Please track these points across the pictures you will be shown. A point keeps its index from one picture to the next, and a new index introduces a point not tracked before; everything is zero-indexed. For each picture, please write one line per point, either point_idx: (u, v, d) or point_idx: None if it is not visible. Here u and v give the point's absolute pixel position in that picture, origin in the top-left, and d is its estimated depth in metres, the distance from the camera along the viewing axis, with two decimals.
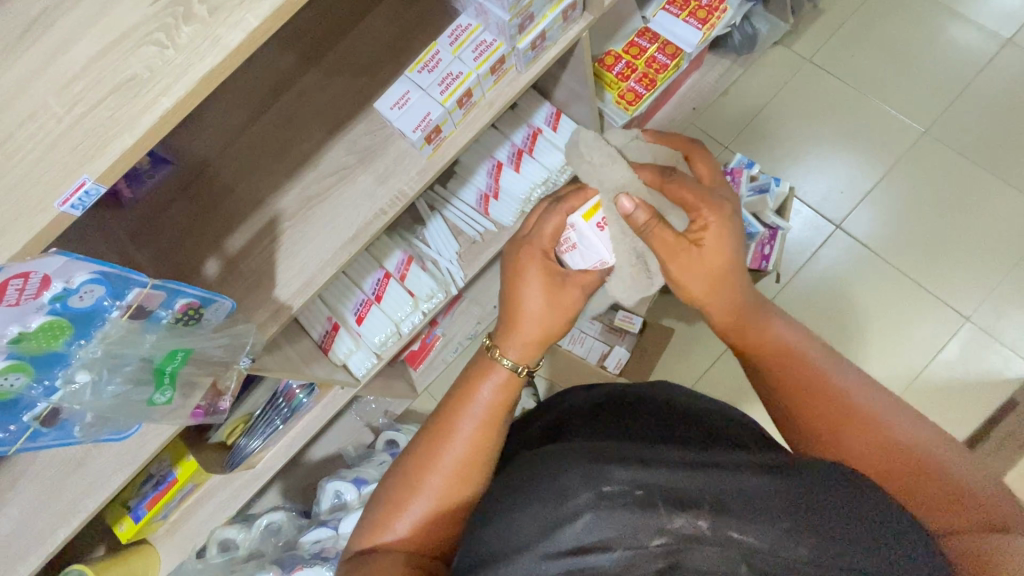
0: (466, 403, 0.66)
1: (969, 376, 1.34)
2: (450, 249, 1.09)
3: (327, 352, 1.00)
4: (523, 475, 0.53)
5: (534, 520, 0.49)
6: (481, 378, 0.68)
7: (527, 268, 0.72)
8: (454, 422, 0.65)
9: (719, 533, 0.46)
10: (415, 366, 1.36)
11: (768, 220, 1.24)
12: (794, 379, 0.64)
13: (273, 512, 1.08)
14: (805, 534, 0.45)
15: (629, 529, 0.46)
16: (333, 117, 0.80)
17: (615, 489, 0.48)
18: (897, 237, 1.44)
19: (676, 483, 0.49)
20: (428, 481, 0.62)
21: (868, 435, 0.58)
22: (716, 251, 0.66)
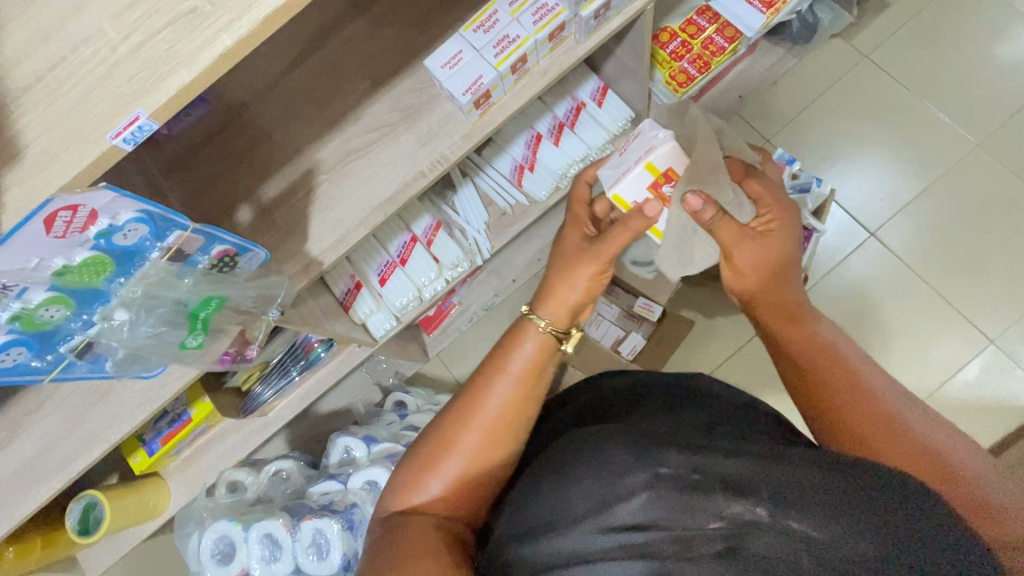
0: (504, 369, 0.66)
1: (985, 399, 1.32)
2: (478, 218, 1.07)
3: (347, 309, 1.01)
4: (576, 452, 0.58)
5: (593, 495, 0.53)
6: (520, 344, 0.68)
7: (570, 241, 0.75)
8: (493, 387, 0.65)
9: (778, 522, 0.48)
10: (429, 331, 1.39)
11: (804, 221, 1.21)
12: (826, 369, 0.66)
13: (282, 460, 1.09)
14: (864, 532, 0.47)
15: (685, 510, 0.50)
16: (378, 70, 0.78)
17: (672, 471, 0.52)
18: (932, 252, 1.40)
19: (735, 471, 0.52)
20: (461, 447, 0.62)
21: (895, 437, 0.58)
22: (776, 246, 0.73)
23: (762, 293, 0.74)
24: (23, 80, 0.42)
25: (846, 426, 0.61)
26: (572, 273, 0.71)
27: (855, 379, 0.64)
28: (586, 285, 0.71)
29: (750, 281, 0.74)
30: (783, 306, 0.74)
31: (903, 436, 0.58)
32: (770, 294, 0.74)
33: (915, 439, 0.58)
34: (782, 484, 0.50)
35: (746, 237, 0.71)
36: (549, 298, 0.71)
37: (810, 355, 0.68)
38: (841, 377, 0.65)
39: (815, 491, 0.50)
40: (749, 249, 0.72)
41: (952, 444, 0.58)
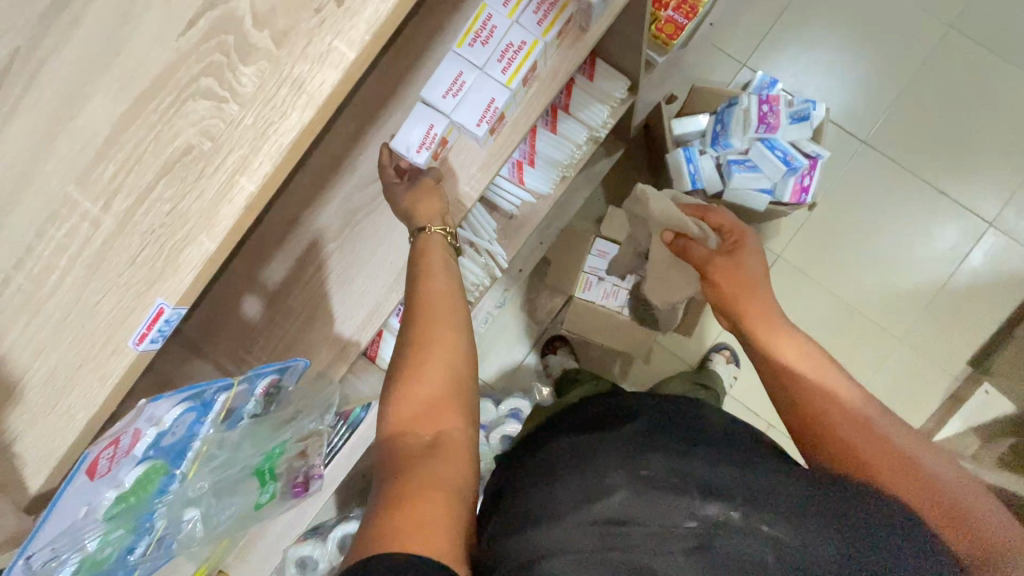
0: (425, 272, 0.58)
1: (994, 281, 1.34)
2: (488, 227, 0.97)
3: (374, 360, 0.95)
4: (561, 464, 0.53)
5: (569, 495, 0.49)
6: (429, 248, 0.60)
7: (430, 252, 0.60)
8: (420, 296, 0.57)
9: (750, 523, 0.44)
10: None
11: (806, 149, 1.17)
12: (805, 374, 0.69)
13: (347, 523, 1.04)
14: (839, 533, 0.43)
15: (665, 507, 0.46)
16: (360, 106, 0.66)
17: (654, 474, 0.49)
18: (921, 147, 1.38)
19: (716, 477, 0.48)
20: (426, 374, 0.52)
21: (881, 453, 0.58)
22: (748, 258, 0.87)
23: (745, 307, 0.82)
24: None
25: (827, 430, 0.63)
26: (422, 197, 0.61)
27: (833, 388, 0.67)
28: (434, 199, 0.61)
29: (725, 291, 0.87)
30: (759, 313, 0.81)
31: (882, 440, 0.60)
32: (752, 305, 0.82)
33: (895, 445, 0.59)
34: (755, 488, 0.47)
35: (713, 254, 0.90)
36: (409, 212, 0.61)
37: (792, 364, 0.72)
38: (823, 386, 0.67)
39: (787, 497, 0.47)
40: (722, 263, 0.89)
41: (934, 455, 0.58)
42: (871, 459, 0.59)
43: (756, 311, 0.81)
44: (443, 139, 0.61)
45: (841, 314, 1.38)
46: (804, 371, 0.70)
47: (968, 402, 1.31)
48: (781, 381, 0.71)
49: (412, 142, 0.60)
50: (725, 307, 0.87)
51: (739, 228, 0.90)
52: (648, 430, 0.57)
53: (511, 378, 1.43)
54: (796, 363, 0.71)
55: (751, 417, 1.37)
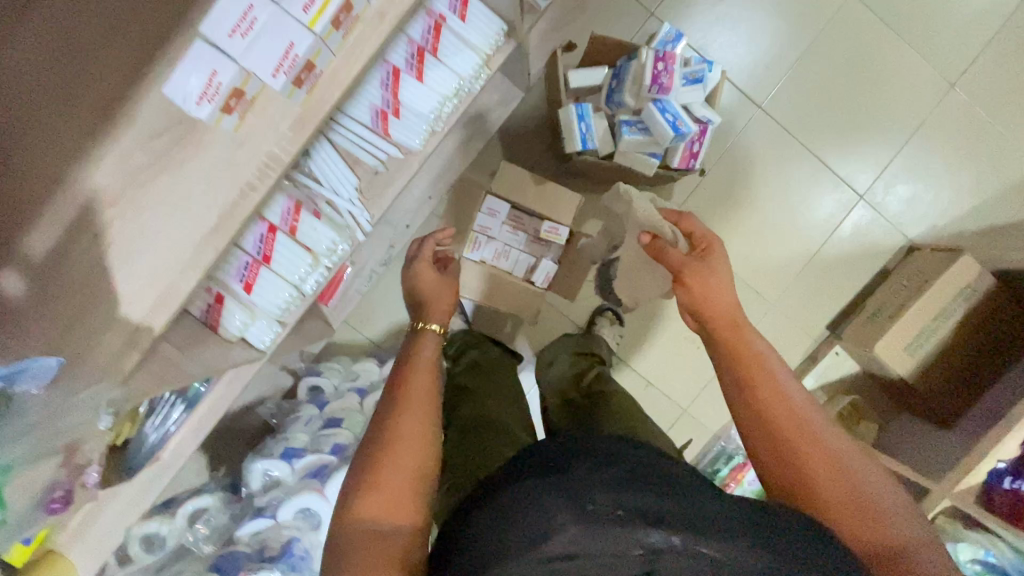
0: (418, 364, 0.75)
1: (857, 252, 1.43)
2: (347, 184, 0.89)
3: (217, 329, 0.86)
4: (505, 492, 0.49)
5: (518, 528, 0.45)
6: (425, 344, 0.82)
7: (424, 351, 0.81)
8: (410, 379, 0.71)
9: (689, 547, 0.44)
10: (324, 301, 1.25)
11: (698, 113, 1.14)
12: (761, 377, 0.70)
13: (198, 498, 0.97)
14: (769, 550, 0.46)
15: (609, 546, 0.44)
16: (135, 39, 0.52)
17: (600, 507, 0.45)
18: (810, 117, 1.40)
19: (650, 502, 0.46)
20: (401, 438, 0.62)
21: (824, 461, 0.63)
22: (721, 268, 0.83)
23: (713, 309, 0.78)
24: None
25: (784, 453, 0.65)
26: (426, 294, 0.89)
27: (794, 405, 0.67)
28: (432, 302, 0.88)
29: (692, 291, 0.81)
30: (723, 316, 0.78)
31: (833, 466, 0.63)
32: (717, 308, 0.79)
33: (847, 475, 0.63)
34: (696, 511, 0.47)
35: (688, 262, 0.84)
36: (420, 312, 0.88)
37: (749, 365, 0.71)
38: (791, 414, 0.67)
39: (724, 519, 0.47)
40: (696, 271, 0.83)
41: (880, 479, 0.63)
42: (827, 493, 0.62)
43: (722, 314, 0.78)
44: (237, 93, 0.53)
45: None
46: (763, 387, 0.69)
47: (821, 364, 1.42)
48: (747, 403, 0.69)
49: (189, 91, 0.52)
50: (696, 311, 0.81)
51: (712, 240, 0.87)
52: (596, 445, 0.54)
53: (399, 337, 1.39)
54: (762, 389, 0.69)
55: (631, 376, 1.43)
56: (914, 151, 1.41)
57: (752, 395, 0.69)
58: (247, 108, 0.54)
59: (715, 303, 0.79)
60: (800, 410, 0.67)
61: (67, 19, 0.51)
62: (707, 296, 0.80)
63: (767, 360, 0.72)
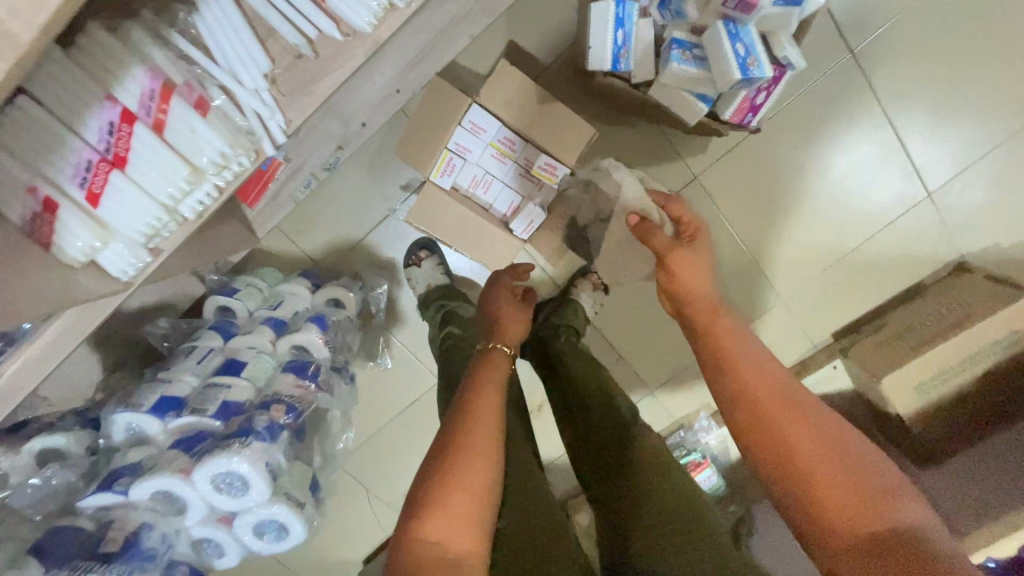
0: (486, 383, 0.70)
1: (897, 259, 1.21)
2: (254, 66, 0.59)
3: (48, 248, 0.58)
4: None
5: None
6: (496, 363, 0.75)
7: (495, 362, 0.75)
8: (480, 402, 0.66)
9: None
10: (249, 203, 1.00)
11: (778, 53, 0.81)
12: (737, 353, 0.70)
13: (46, 437, 0.77)
14: None
15: None
16: None
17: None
18: (909, 80, 1.08)
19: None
20: (467, 466, 0.60)
21: (817, 440, 0.60)
22: (704, 252, 0.86)
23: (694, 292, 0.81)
24: None
25: (767, 428, 0.62)
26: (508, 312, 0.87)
27: (774, 378, 0.66)
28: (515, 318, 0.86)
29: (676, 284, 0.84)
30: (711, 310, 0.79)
31: (832, 446, 0.59)
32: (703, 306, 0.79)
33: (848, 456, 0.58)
34: None
35: (672, 246, 0.86)
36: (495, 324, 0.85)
37: (719, 339, 0.73)
38: (772, 388, 0.65)
39: None
40: (682, 255, 0.85)
41: (879, 459, 0.59)
42: (822, 478, 0.57)
43: (707, 306, 0.79)
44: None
45: (737, 261, 1.21)
46: (743, 367, 0.67)
47: (813, 375, 1.27)
48: (737, 396, 0.66)
49: None
50: (675, 296, 0.85)
51: (701, 229, 0.88)
52: None
53: (342, 257, 1.15)
54: (746, 379, 0.67)
55: (604, 349, 1.25)
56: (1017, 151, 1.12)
57: (744, 387, 0.66)
58: None
59: (698, 290, 0.82)
60: (779, 376, 0.66)
61: None
62: (684, 277, 0.83)
63: (758, 348, 0.71)
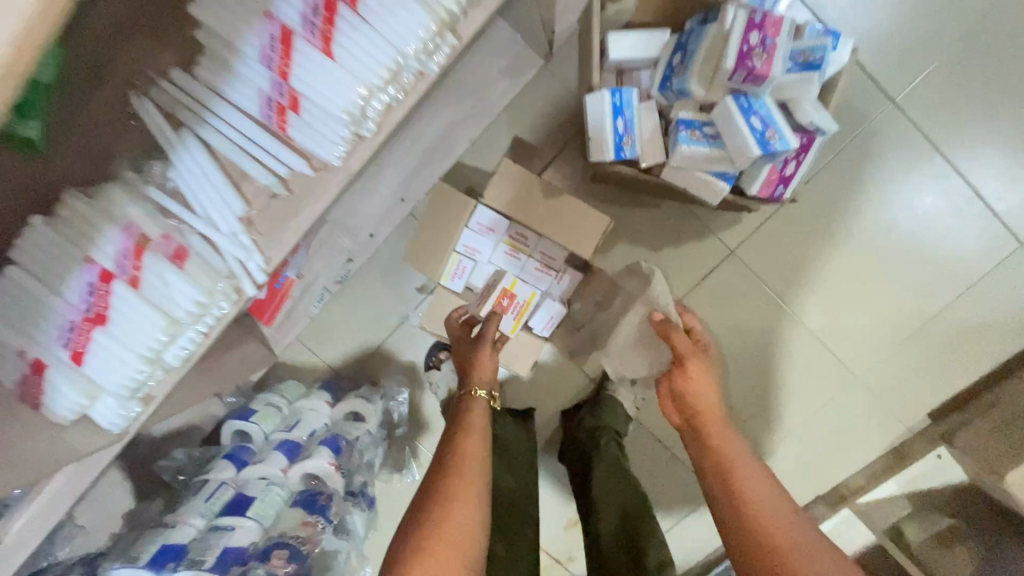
0: (468, 431, 0.75)
1: (1004, 321, 0.99)
2: (228, 211, 0.56)
3: (40, 407, 0.59)
4: None
5: None
6: (473, 414, 0.79)
7: (470, 422, 0.77)
8: (465, 442, 0.73)
9: None
10: (264, 319, 0.97)
11: (802, 118, 0.73)
12: (734, 467, 0.70)
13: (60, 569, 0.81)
14: None
15: None
16: None
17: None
18: (966, 117, 0.94)
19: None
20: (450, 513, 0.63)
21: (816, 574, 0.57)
22: (709, 375, 0.82)
23: (703, 404, 0.79)
24: None
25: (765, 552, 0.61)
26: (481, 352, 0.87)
27: (770, 504, 0.65)
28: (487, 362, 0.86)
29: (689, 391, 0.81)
30: (709, 412, 0.79)
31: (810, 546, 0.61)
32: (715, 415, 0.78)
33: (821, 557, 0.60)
34: None
35: (692, 351, 0.82)
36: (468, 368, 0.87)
37: (721, 447, 0.74)
38: (774, 519, 0.63)
39: None
40: (700, 364, 0.82)
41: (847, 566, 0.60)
42: None
43: (710, 408, 0.79)
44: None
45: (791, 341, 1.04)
46: (742, 481, 0.68)
47: (912, 466, 1.05)
48: (737, 518, 0.65)
49: None
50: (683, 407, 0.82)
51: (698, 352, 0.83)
52: None
53: (362, 364, 1.11)
54: (746, 496, 0.66)
55: (653, 448, 1.10)
56: None
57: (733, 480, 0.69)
58: None
59: (705, 394, 0.80)
60: (778, 503, 0.65)
61: None
62: (698, 389, 0.80)
63: (754, 472, 0.69)
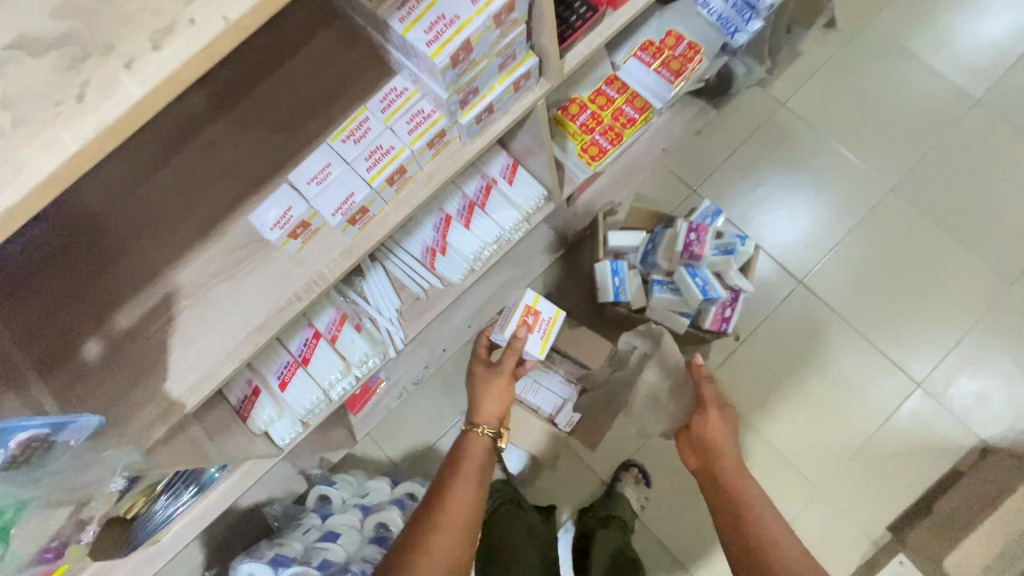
0: (458, 478, 0.81)
1: (918, 443, 1.31)
2: (390, 305, 1.00)
3: (246, 420, 0.91)
4: None
5: None
6: (469, 457, 0.85)
7: (462, 466, 0.83)
8: (453, 497, 0.78)
9: None
10: (353, 411, 1.28)
11: (730, 281, 1.19)
12: (745, 505, 0.78)
13: None
14: None
15: None
16: (242, 180, 0.68)
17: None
18: (851, 294, 1.40)
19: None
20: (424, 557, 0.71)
21: None
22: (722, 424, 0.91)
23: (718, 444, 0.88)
24: None
25: None
26: (489, 390, 0.92)
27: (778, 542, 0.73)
28: (492, 402, 0.92)
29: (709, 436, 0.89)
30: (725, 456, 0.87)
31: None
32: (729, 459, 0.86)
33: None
34: None
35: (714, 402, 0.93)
36: (478, 406, 0.92)
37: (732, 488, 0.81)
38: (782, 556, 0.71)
39: None
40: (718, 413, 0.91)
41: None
42: None
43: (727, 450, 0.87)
44: (302, 223, 0.63)
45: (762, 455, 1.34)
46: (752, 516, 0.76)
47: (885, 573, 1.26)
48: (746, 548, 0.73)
49: (267, 219, 0.62)
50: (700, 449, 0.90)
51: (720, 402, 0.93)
52: None
53: (417, 458, 1.39)
54: (759, 531, 0.74)
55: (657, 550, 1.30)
56: (973, 347, 1.35)
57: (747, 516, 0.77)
58: (289, 210, 0.62)
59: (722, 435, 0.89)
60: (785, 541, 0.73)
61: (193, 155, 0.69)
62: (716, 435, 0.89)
63: (762, 514, 0.77)
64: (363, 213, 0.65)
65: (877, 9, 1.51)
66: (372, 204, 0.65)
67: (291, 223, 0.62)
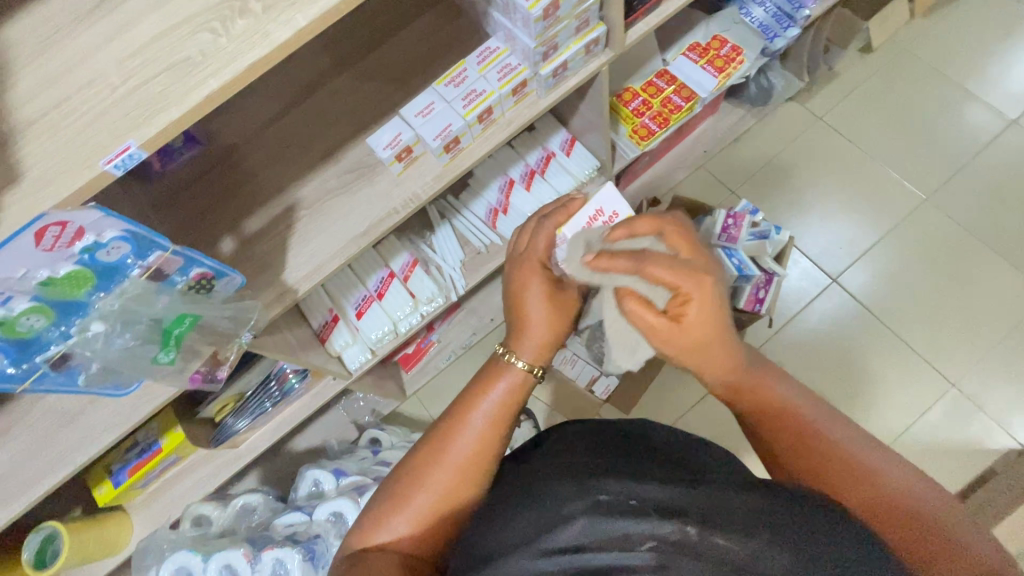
0: (480, 402, 0.66)
1: (952, 442, 1.34)
2: (455, 256, 1.14)
3: (325, 341, 1.02)
4: (522, 495, 0.53)
5: (530, 521, 0.48)
6: (495, 381, 0.68)
7: (488, 386, 0.67)
8: (466, 424, 0.64)
9: (706, 540, 0.43)
10: (407, 368, 1.40)
11: (765, 264, 1.27)
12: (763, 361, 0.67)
13: (250, 494, 1.15)
14: (784, 552, 0.42)
15: (620, 537, 0.45)
16: (359, 119, 0.84)
17: (611, 497, 0.48)
18: (885, 296, 1.45)
19: (667, 495, 0.47)
20: (426, 477, 0.62)
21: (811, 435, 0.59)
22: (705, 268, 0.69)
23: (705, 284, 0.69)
24: (42, 108, 0.48)
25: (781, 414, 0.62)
26: (530, 311, 0.72)
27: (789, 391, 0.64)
28: (540, 325, 0.71)
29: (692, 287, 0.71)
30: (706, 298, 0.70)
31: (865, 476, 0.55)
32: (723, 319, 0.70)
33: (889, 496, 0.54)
34: (715, 508, 0.46)
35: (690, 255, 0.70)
36: (521, 331, 0.71)
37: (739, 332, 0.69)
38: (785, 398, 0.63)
39: (738, 514, 0.46)
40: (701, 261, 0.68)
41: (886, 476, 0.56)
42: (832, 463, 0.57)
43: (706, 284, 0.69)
44: (408, 147, 0.80)
45: None
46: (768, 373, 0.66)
47: None
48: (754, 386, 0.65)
49: (382, 141, 0.80)
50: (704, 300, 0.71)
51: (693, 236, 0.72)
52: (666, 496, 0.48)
53: None
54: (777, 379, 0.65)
55: None
56: (1008, 351, 1.38)
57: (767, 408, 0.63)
58: (399, 136, 0.79)
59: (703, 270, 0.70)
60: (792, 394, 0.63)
61: (319, 98, 0.85)
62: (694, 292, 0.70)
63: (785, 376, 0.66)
64: (455, 146, 0.81)
65: (914, 35, 1.62)
66: (462, 137, 0.80)
67: (397, 145, 0.79)
